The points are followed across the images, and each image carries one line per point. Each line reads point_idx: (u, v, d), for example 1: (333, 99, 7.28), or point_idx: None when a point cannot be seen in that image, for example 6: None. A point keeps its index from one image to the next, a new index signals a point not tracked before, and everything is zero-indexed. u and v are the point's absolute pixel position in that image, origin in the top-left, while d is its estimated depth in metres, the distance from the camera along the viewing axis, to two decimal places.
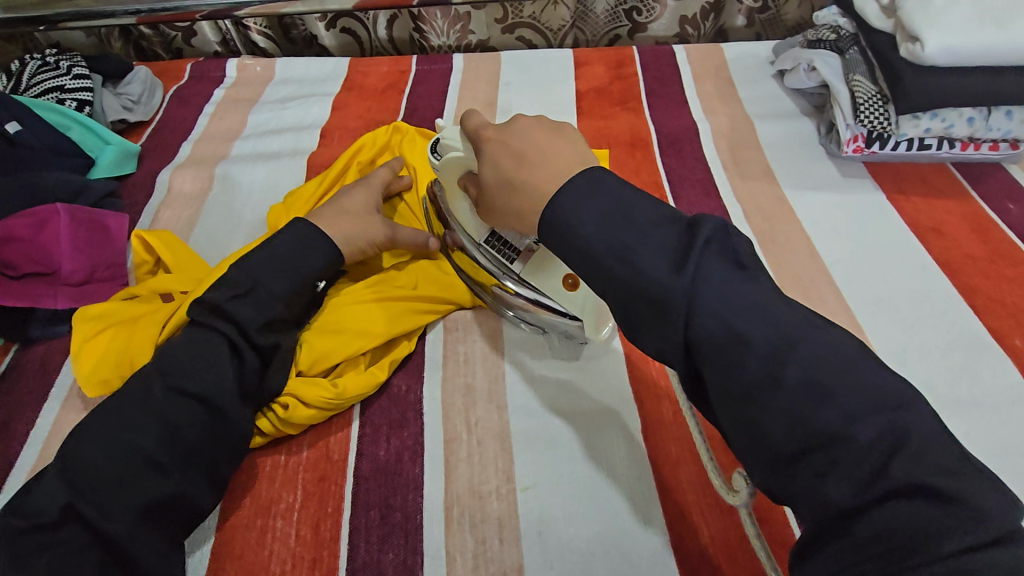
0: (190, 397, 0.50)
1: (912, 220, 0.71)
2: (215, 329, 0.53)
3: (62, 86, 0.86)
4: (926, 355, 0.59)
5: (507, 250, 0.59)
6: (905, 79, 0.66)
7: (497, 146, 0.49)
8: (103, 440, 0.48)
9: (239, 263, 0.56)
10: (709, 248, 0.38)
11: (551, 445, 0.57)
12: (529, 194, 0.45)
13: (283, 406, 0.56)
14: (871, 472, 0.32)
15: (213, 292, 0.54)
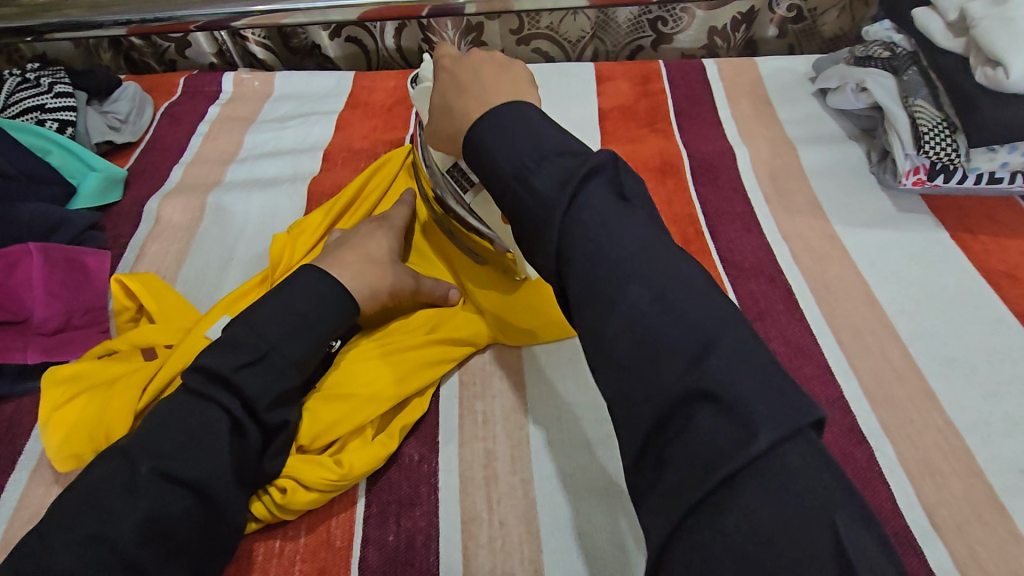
0: (178, 484, 0.43)
1: (982, 263, 0.63)
2: (219, 404, 0.46)
3: (43, 106, 0.79)
4: (1013, 427, 0.52)
5: (461, 178, 0.58)
6: (981, 108, 0.59)
7: (449, 73, 0.51)
8: (64, 540, 0.41)
9: (244, 323, 0.49)
10: (597, 177, 0.39)
11: (585, 531, 0.49)
12: (457, 116, 0.48)
13: (281, 489, 0.49)
14: (685, 369, 0.32)
15: (216, 358, 0.47)
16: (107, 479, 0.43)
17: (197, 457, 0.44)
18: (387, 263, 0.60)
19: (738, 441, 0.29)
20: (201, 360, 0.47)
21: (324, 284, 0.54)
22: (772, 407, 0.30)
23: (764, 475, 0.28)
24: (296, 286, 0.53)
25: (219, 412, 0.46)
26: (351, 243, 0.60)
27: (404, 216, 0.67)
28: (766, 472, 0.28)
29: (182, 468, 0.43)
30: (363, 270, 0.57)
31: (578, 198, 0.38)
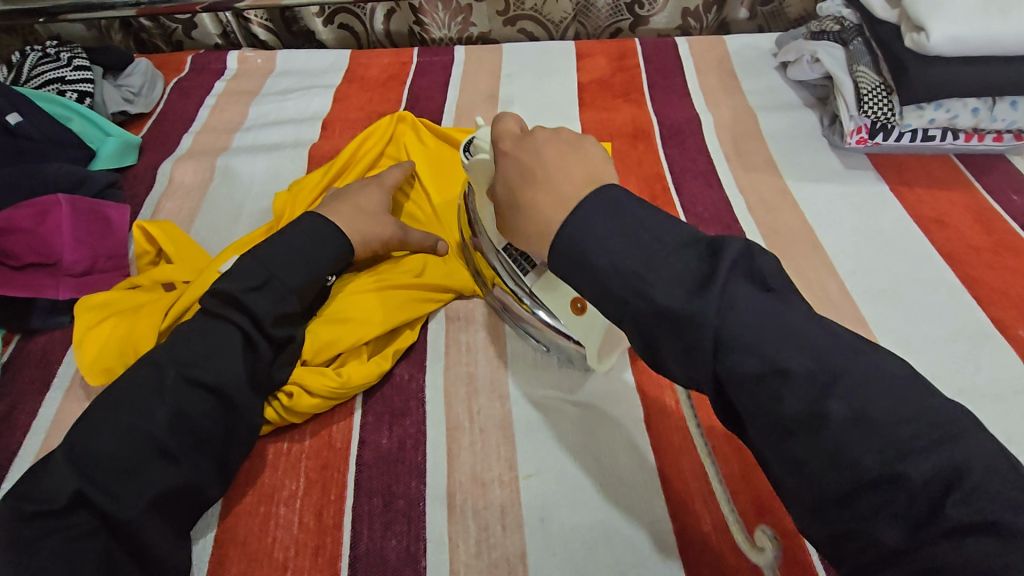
0: (201, 385, 0.50)
1: (915, 211, 0.70)
2: (230, 320, 0.53)
3: (63, 78, 0.86)
4: (928, 346, 0.59)
5: (522, 262, 0.57)
6: (909, 70, 0.66)
7: (513, 162, 0.47)
8: (107, 426, 0.48)
9: (252, 256, 0.57)
10: (737, 269, 0.35)
11: (553, 434, 0.56)
12: (530, 214, 0.43)
13: (288, 394, 0.55)
14: (926, 511, 0.29)
15: (227, 284, 0.54)
16: (140, 381, 0.50)
17: (217, 362, 0.51)
18: (378, 213, 0.66)
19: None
20: (217, 286, 0.54)
21: (320, 226, 0.61)
22: None
23: None
24: (297, 227, 0.60)
25: (234, 328, 0.53)
26: (345, 196, 0.67)
27: (397, 176, 0.73)
28: None
29: (204, 371, 0.50)
30: (356, 218, 0.64)
31: (727, 293, 0.35)
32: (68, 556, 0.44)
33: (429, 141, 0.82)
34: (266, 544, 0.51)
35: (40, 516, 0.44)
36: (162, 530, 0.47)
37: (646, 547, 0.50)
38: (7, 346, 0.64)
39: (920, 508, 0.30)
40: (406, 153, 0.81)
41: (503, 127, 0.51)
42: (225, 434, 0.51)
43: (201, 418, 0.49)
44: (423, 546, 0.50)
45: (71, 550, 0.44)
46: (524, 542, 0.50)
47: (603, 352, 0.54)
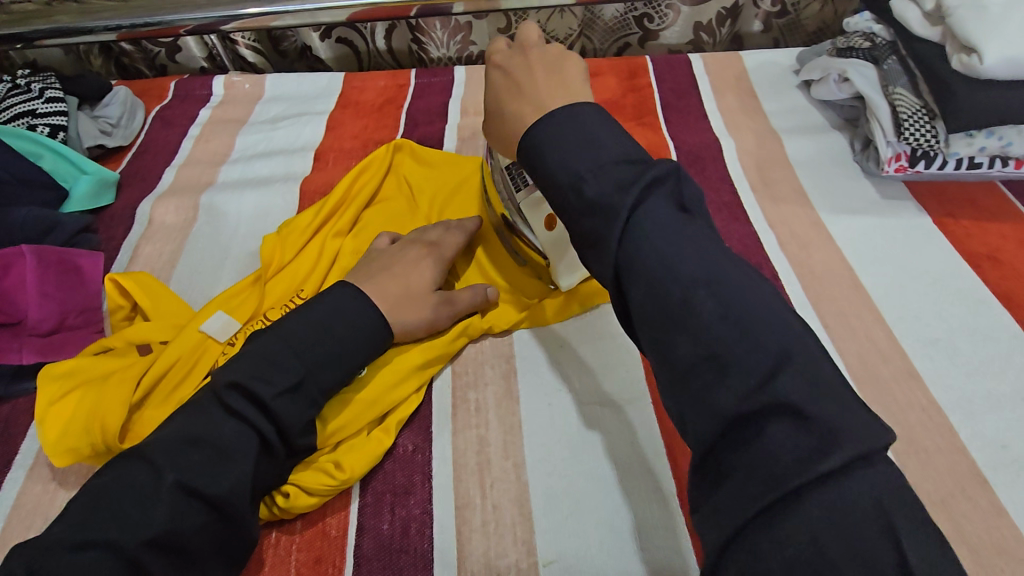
0: (197, 497, 0.42)
1: (964, 247, 0.64)
2: (254, 429, 0.46)
3: (34, 111, 0.79)
4: (994, 405, 0.53)
5: (517, 179, 0.61)
6: (958, 94, 0.61)
7: (499, 74, 0.50)
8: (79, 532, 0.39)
9: (286, 349, 0.48)
10: (659, 188, 0.38)
11: (577, 512, 0.50)
12: (508, 119, 0.48)
13: (283, 495, 0.49)
14: (756, 384, 0.31)
15: (257, 384, 0.46)
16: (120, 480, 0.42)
17: (221, 470, 0.43)
18: (427, 292, 0.58)
19: (807, 455, 0.29)
20: (237, 376, 0.46)
21: (366, 308, 0.53)
22: (847, 427, 0.30)
23: (828, 491, 0.28)
24: (336, 305, 0.52)
25: (249, 431, 0.45)
26: (390, 268, 0.58)
27: (456, 241, 0.64)
28: (830, 486, 0.28)
29: (202, 478, 0.42)
30: (401, 298, 0.56)
31: (640, 206, 0.37)
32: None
33: (430, 173, 0.76)
34: None
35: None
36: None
37: None
38: None
39: (752, 382, 0.31)
40: (410, 190, 0.75)
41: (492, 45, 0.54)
42: (217, 547, 0.43)
43: (194, 536, 0.42)
44: None
45: None
46: None
47: (564, 271, 0.60)
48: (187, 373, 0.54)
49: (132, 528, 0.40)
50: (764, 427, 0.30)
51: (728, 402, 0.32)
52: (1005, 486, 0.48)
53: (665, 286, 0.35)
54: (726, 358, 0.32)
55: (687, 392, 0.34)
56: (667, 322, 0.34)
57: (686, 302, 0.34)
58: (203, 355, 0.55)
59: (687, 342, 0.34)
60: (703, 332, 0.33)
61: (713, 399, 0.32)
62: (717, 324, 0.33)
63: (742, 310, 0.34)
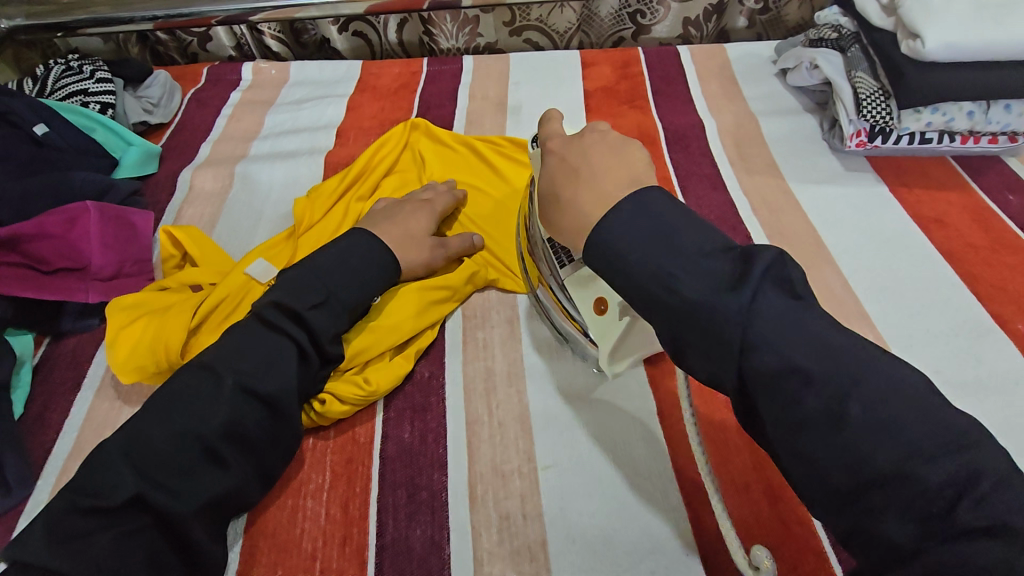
0: (255, 396, 0.51)
1: (914, 212, 0.73)
2: (289, 335, 0.54)
3: (86, 90, 0.88)
4: (931, 341, 0.61)
5: (561, 253, 0.58)
6: (907, 75, 0.70)
7: (556, 159, 0.51)
8: (160, 420, 0.49)
9: (311, 273, 0.58)
10: (765, 279, 0.38)
11: (571, 425, 0.58)
12: (565, 207, 0.48)
13: (321, 401, 0.57)
14: (939, 512, 0.32)
15: (291, 299, 0.55)
16: (191, 384, 0.51)
17: (267, 371, 0.52)
18: (427, 236, 0.67)
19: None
20: (274, 297, 0.55)
21: (377, 247, 0.62)
22: None
23: None
24: (351, 244, 0.61)
25: (288, 340, 0.54)
26: (394, 217, 0.67)
27: (449, 201, 0.73)
28: None
29: (255, 379, 0.51)
30: (405, 240, 0.65)
31: (755, 300, 0.37)
32: (117, 553, 0.44)
33: (441, 146, 0.85)
34: (296, 535, 0.52)
35: (95, 511, 0.45)
36: (208, 523, 0.48)
37: (662, 532, 0.51)
38: (39, 347, 0.67)
39: (933, 507, 0.32)
40: (423, 161, 0.84)
41: (551, 130, 0.55)
42: (272, 441, 0.52)
43: (254, 429, 0.50)
44: (446, 535, 0.52)
45: (119, 549, 0.44)
46: (544, 530, 0.52)
47: (615, 356, 0.56)
48: (236, 307, 0.62)
49: (205, 419, 0.49)
50: (959, 545, 0.31)
51: (899, 530, 0.33)
52: None
53: (806, 401, 0.36)
54: (894, 482, 0.33)
55: (852, 510, 0.35)
56: (817, 438, 0.35)
57: (838, 419, 0.35)
58: (249, 293, 0.63)
59: (843, 466, 0.34)
60: (864, 457, 0.34)
61: (884, 528, 0.33)
62: (883, 444, 0.34)
63: (900, 422, 0.34)
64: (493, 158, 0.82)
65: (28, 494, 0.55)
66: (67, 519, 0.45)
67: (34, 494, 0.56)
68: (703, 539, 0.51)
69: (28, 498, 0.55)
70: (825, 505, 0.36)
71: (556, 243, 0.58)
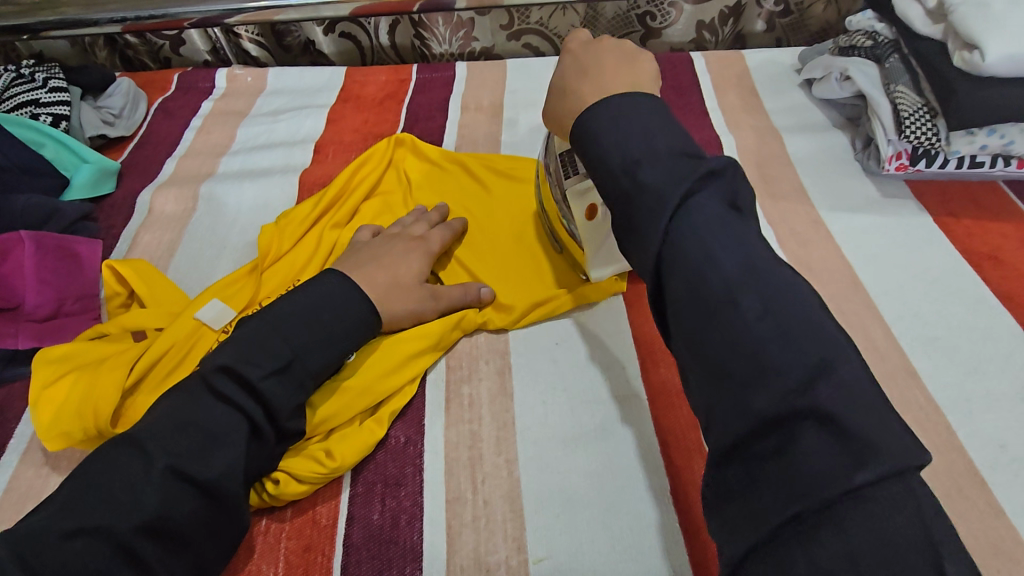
0: (194, 487, 0.42)
1: (965, 247, 0.64)
2: (239, 410, 0.45)
3: (37, 100, 0.80)
4: (992, 405, 0.52)
5: (569, 166, 0.58)
6: (958, 91, 0.60)
7: (570, 57, 0.50)
8: (65, 512, 0.39)
9: (273, 330, 0.49)
10: (712, 180, 0.37)
11: (570, 506, 0.49)
12: (568, 100, 0.47)
13: (274, 480, 0.48)
14: (795, 388, 0.31)
15: (245, 364, 0.46)
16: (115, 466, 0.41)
17: (208, 455, 0.43)
18: (415, 283, 0.58)
19: (842, 469, 0.29)
20: (225, 360, 0.46)
21: (356, 296, 0.53)
22: (885, 445, 0.29)
23: (865, 508, 0.28)
24: (323, 292, 0.52)
25: (240, 416, 0.45)
26: (378, 258, 0.58)
27: (443, 237, 0.64)
28: (868, 505, 0.28)
29: (192, 464, 0.42)
30: (390, 287, 0.56)
31: (692, 198, 0.36)
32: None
33: (430, 165, 0.76)
34: None
35: None
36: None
37: None
38: None
39: (790, 387, 0.31)
40: (410, 183, 0.75)
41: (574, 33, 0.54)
42: (210, 535, 0.42)
43: (186, 523, 0.41)
44: None
45: None
46: None
47: (600, 261, 0.60)
48: (182, 359, 0.54)
49: (126, 513, 0.39)
50: (797, 432, 0.30)
51: (762, 400, 0.31)
52: (1001, 485, 0.48)
53: (707, 280, 0.34)
54: (764, 355, 0.32)
55: (720, 386, 0.33)
56: (706, 313, 0.34)
57: (726, 294, 0.34)
58: (198, 341, 0.55)
59: (721, 337, 0.33)
60: (739, 329, 0.33)
61: (747, 399, 0.32)
62: (759, 321, 0.33)
63: (784, 306, 0.33)
64: (497, 188, 0.73)
65: None
66: None
67: None
68: None
69: None
70: (698, 381, 0.35)
71: (565, 157, 0.59)
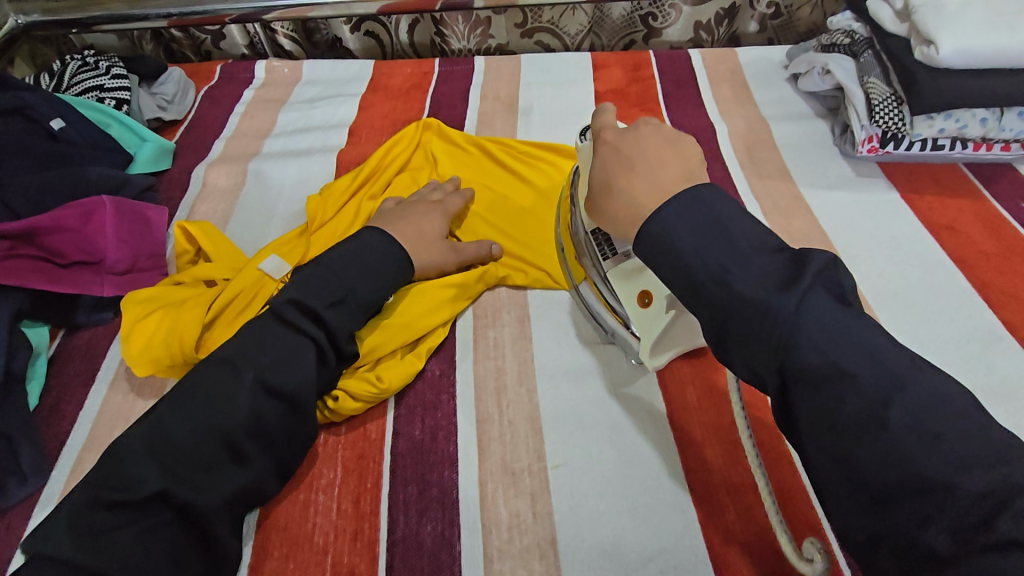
0: (276, 393, 0.51)
1: (926, 218, 0.73)
2: (306, 333, 0.54)
3: (102, 86, 0.89)
4: (942, 347, 0.62)
5: (605, 247, 0.60)
6: (920, 82, 0.70)
7: (612, 150, 0.53)
8: (177, 414, 0.49)
9: (327, 270, 0.58)
10: (818, 282, 0.40)
11: (580, 424, 0.58)
12: (621, 196, 0.50)
13: (333, 397, 0.57)
14: (976, 522, 0.32)
15: (309, 297, 0.55)
16: (213, 377, 0.51)
17: (290, 366, 0.52)
18: (439, 239, 0.67)
19: None
20: (293, 295, 0.55)
21: (394, 248, 0.62)
22: None
23: None
24: (368, 244, 0.61)
25: (307, 340, 0.54)
26: (406, 219, 0.67)
27: (458, 203, 0.73)
28: None
29: (278, 374, 0.51)
30: (419, 241, 0.65)
31: (804, 299, 0.39)
32: (140, 549, 0.45)
33: (453, 146, 0.86)
34: (307, 529, 0.53)
35: (114, 501, 0.45)
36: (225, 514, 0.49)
37: (669, 533, 0.51)
38: (53, 340, 0.67)
39: (968, 519, 0.33)
40: (435, 161, 0.84)
41: (603, 122, 0.58)
42: (290, 438, 0.52)
43: (273, 423, 0.51)
44: (457, 532, 0.52)
45: (142, 541, 0.45)
46: (554, 528, 0.52)
47: (658, 348, 0.56)
48: (249, 302, 0.63)
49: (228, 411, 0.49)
50: (989, 559, 0.31)
51: (939, 538, 0.33)
52: None
53: (847, 400, 0.37)
54: (932, 488, 0.34)
55: (884, 515, 0.36)
56: (854, 441, 0.37)
57: (877, 420, 0.36)
58: (262, 289, 0.64)
59: (884, 467, 0.36)
60: (901, 459, 0.35)
61: (920, 532, 0.34)
62: (922, 451, 0.35)
63: (938, 428, 0.35)
64: (515, 165, 0.81)
65: (42, 483, 0.56)
66: (92, 509, 0.45)
67: (48, 484, 0.56)
68: (711, 542, 0.51)
69: (43, 488, 0.56)
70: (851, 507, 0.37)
71: (601, 238, 0.60)
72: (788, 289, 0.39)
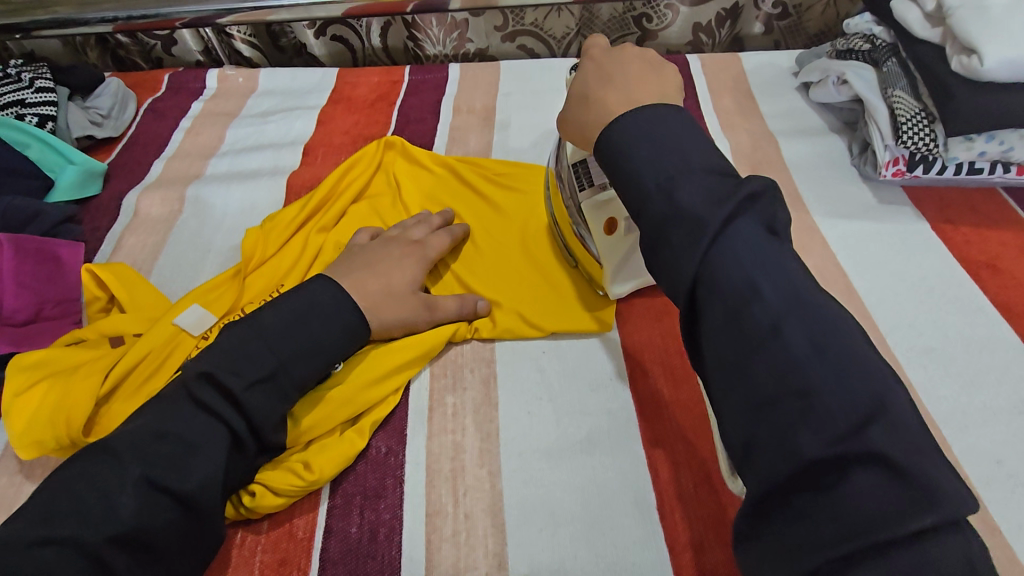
0: (169, 498, 0.41)
1: (963, 254, 0.62)
2: (223, 421, 0.44)
3: (23, 100, 0.79)
4: (991, 419, 0.51)
5: (584, 177, 0.57)
6: (956, 97, 0.59)
7: (594, 64, 0.49)
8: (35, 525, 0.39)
9: (256, 341, 0.47)
10: (752, 205, 0.37)
11: (554, 522, 0.48)
12: (594, 107, 0.46)
13: (250, 493, 0.47)
14: (847, 428, 0.30)
15: (227, 375, 0.45)
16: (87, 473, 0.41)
17: (186, 464, 0.42)
18: (406, 291, 0.57)
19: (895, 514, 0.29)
20: (207, 367, 0.45)
21: (346, 308, 0.52)
22: (937, 491, 0.29)
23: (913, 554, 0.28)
24: (313, 303, 0.51)
25: (221, 427, 0.44)
26: (375, 266, 0.57)
27: (443, 243, 0.63)
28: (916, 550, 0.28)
29: (169, 475, 0.41)
30: (383, 297, 0.55)
31: (732, 226, 0.36)
32: None
33: (424, 168, 0.75)
34: None
35: None
36: None
37: None
38: None
39: (843, 425, 0.31)
40: (398, 184, 0.73)
41: (593, 40, 0.54)
42: (186, 550, 0.42)
43: (160, 534, 0.40)
44: None
45: None
46: None
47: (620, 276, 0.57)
48: (158, 367, 0.53)
49: (95, 522, 0.39)
50: (844, 473, 0.30)
51: (811, 442, 0.31)
52: (999, 502, 0.47)
53: (751, 313, 0.34)
54: (815, 395, 0.31)
55: (766, 421, 0.33)
56: (749, 347, 0.34)
57: (773, 329, 0.33)
58: (176, 349, 0.54)
59: (771, 372, 0.33)
60: (792, 366, 0.33)
61: (795, 439, 0.31)
62: (811, 361, 0.32)
63: (831, 342, 0.33)
64: (491, 190, 0.71)
65: None
66: None
67: None
68: None
69: None
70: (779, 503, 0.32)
71: (582, 169, 0.57)
72: (722, 205, 0.36)
